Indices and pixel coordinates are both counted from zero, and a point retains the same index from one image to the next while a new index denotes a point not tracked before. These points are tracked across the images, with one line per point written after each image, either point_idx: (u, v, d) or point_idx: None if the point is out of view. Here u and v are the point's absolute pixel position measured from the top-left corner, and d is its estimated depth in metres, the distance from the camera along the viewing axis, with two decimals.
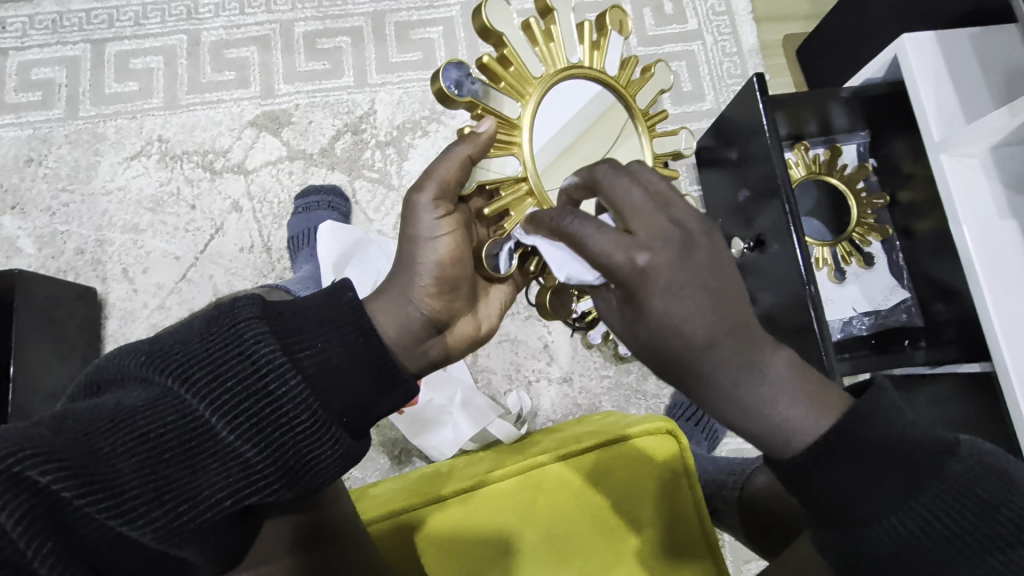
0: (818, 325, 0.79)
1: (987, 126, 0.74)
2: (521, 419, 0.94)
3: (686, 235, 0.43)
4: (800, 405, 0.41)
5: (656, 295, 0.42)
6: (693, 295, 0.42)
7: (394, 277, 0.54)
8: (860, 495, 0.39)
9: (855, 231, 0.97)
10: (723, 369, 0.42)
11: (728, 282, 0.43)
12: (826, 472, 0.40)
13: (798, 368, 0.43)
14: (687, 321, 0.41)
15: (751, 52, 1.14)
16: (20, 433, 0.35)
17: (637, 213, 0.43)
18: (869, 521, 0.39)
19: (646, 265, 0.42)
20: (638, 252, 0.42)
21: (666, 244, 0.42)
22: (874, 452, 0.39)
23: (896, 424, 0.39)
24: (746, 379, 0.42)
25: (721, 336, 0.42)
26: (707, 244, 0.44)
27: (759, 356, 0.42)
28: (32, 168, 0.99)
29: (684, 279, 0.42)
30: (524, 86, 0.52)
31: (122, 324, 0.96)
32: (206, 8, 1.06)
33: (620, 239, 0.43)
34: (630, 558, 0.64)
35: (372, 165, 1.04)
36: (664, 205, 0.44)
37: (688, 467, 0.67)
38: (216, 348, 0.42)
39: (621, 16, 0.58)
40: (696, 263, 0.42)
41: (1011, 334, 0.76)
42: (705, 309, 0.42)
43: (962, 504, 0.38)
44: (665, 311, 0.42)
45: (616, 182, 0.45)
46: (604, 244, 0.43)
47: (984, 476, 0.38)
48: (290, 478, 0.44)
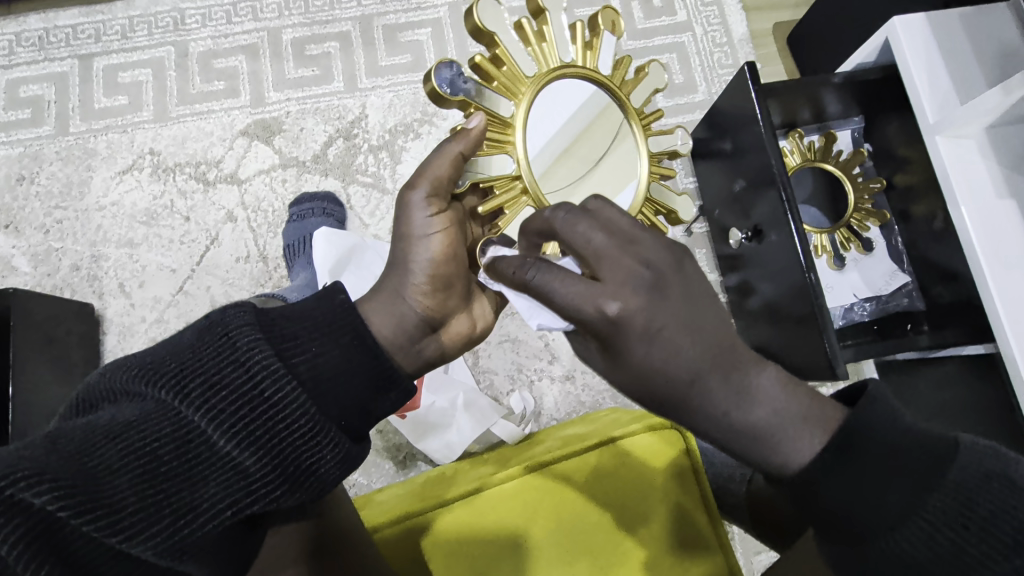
0: (818, 312, 0.78)
1: (981, 106, 0.74)
2: (524, 419, 0.95)
3: (656, 273, 0.42)
4: (795, 409, 0.41)
5: (634, 341, 0.41)
6: (671, 335, 0.41)
7: (387, 276, 0.54)
8: (866, 502, 0.38)
9: (853, 216, 0.96)
10: (713, 399, 0.41)
11: (703, 315, 0.42)
12: (831, 480, 0.39)
13: (786, 381, 0.42)
14: (669, 362, 0.41)
15: (742, 42, 1.13)
16: (12, 454, 0.35)
17: (603, 258, 0.42)
18: (879, 532, 0.38)
19: (619, 314, 0.40)
20: (608, 301, 0.40)
21: (636, 288, 0.41)
22: (876, 456, 0.39)
23: (894, 428, 0.39)
24: (735, 406, 0.41)
25: (704, 371, 0.41)
26: (677, 278, 0.42)
27: (744, 378, 0.41)
28: (24, 186, 0.99)
29: (660, 321, 0.41)
30: (517, 86, 0.52)
31: (121, 339, 0.95)
32: (193, 19, 1.06)
33: (587, 288, 0.41)
34: (639, 554, 0.63)
35: (365, 170, 1.04)
36: (628, 244, 0.42)
37: (693, 462, 0.67)
38: (210, 358, 0.42)
39: (613, 16, 0.57)
40: (668, 301, 0.41)
41: (1015, 317, 0.75)
42: (684, 343, 0.41)
43: (972, 505, 0.37)
44: (645, 356, 0.41)
45: (576, 228, 0.43)
46: (571, 295, 0.41)
47: (990, 476, 0.38)
48: (292, 485, 0.43)
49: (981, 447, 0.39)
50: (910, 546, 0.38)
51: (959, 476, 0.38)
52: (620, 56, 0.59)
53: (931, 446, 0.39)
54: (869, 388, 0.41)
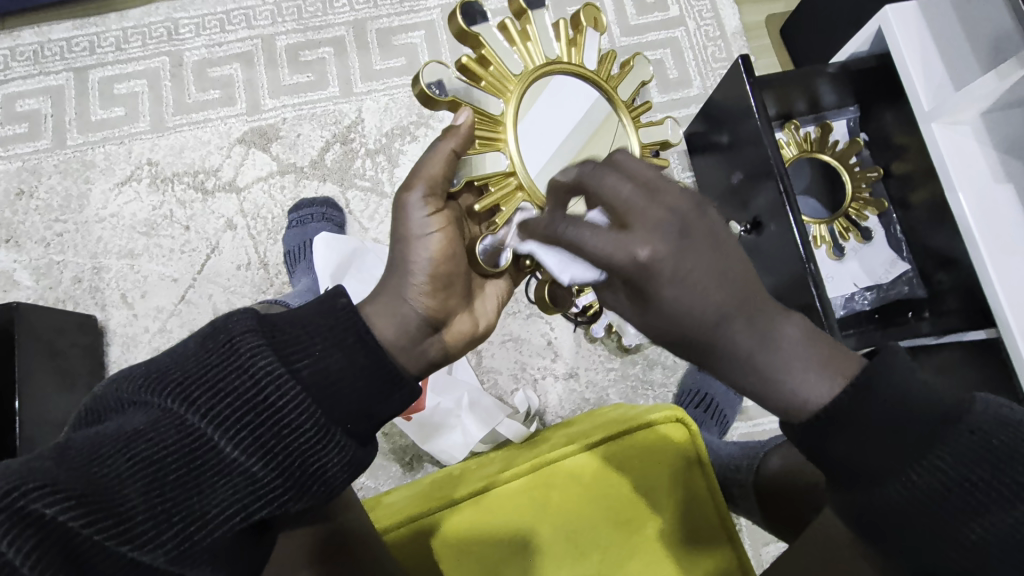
0: (819, 301, 0.79)
1: (976, 92, 0.74)
2: (529, 417, 0.93)
3: (683, 220, 0.41)
4: (808, 354, 0.41)
5: (664, 286, 0.41)
6: (700, 280, 0.41)
7: (388, 278, 0.54)
8: (871, 453, 0.39)
9: (850, 206, 0.97)
10: (737, 342, 0.41)
11: (729, 262, 0.42)
12: (836, 430, 0.40)
13: (808, 333, 0.43)
14: (696, 305, 0.41)
15: (735, 35, 1.13)
16: (23, 467, 0.35)
17: (631, 209, 0.41)
18: (883, 482, 0.39)
19: (650, 259, 0.40)
20: (638, 247, 0.40)
21: (665, 235, 0.40)
22: (889, 409, 0.39)
23: (910, 381, 0.39)
24: (757, 346, 0.42)
25: (730, 313, 0.41)
26: (702, 223, 0.42)
27: (769, 324, 0.42)
28: (23, 201, 0.99)
29: (688, 266, 0.40)
30: (504, 85, 0.53)
31: (125, 350, 0.96)
32: (187, 29, 1.06)
33: (618, 237, 0.40)
34: (646, 550, 0.64)
35: (363, 174, 1.04)
36: (655, 193, 0.42)
37: (700, 455, 0.66)
38: (214, 365, 0.42)
39: (595, 13, 0.57)
40: (697, 246, 0.41)
41: (1015, 299, 0.75)
42: (713, 289, 0.41)
43: (981, 457, 0.37)
44: (677, 300, 0.41)
45: (604, 180, 0.42)
46: (604, 244, 0.40)
47: (1002, 429, 0.37)
48: (300, 488, 0.43)
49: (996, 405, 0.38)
50: (912, 493, 0.38)
51: (968, 425, 0.38)
52: (604, 51, 0.59)
53: (945, 400, 0.38)
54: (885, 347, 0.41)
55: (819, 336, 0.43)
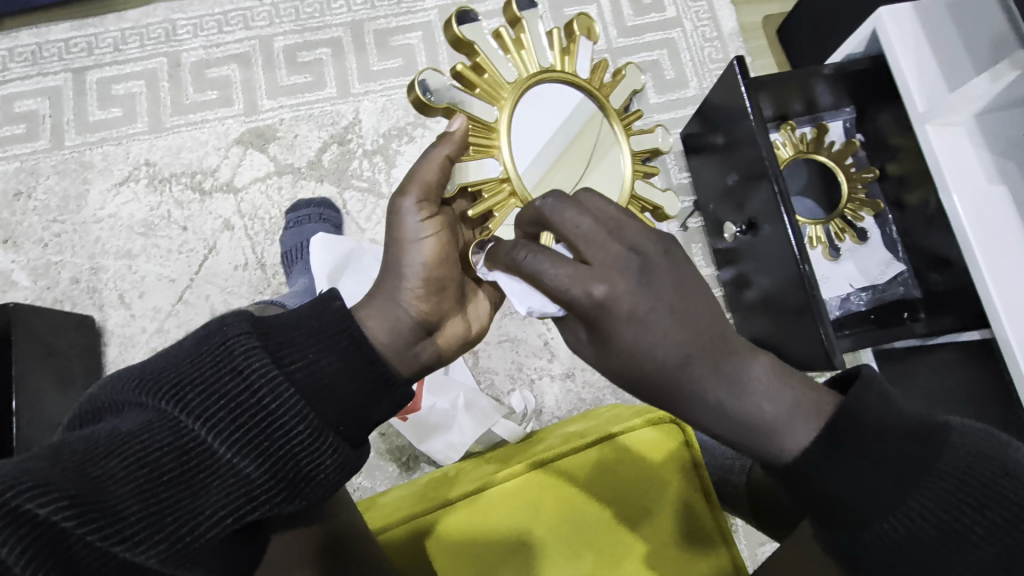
0: (815, 302, 0.79)
1: (969, 93, 0.74)
2: (525, 418, 0.94)
3: (642, 257, 0.42)
4: (784, 391, 0.41)
5: (621, 326, 0.40)
6: (660, 321, 0.40)
7: (383, 282, 0.55)
8: (863, 486, 0.38)
9: (847, 207, 0.98)
10: (703, 387, 0.40)
11: (692, 304, 0.41)
12: (824, 464, 0.39)
13: (779, 370, 0.42)
14: (656, 347, 0.40)
15: (732, 36, 1.14)
16: (17, 466, 0.35)
17: (588, 243, 0.42)
18: (873, 514, 0.38)
19: (606, 296, 0.40)
20: (595, 284, 0.40)
21: (624, 272, 0.41)
22: (874, 445, 0.39)
23: (891, 410, 0.40)
24: (727, 392, 0.40)
25: (693, 356, 0.40)
26: (667, 263, 0.42)
27: (739, 363, 0.41)
28: (21, 201, 0.99)
29: (647, 305, 0.40)
30: (497, 92, 0.53)
31: (122, 351, 0.96)
32: (185, 29, 1.06)
33: (576, 273, 0.41)
34: (641, 551, 0.64)
35: (361, 175, 1.04)
36: (615, 230, 0.43)
37: (693, 456, 0.67)
38: (207, 368, 0.42)
39: (588, 22, 0.58)
40: (658, 284, 0.41)
41: (1009, 301, 0.76)
42: (674, 329, 0.40)
43: (965, 483, 0.37)
44: (633, 341, 0.40)
45: (565, 213, 0.43)
46: (559, 278, 0.41)
47: (978, 456, 0.38)
48: (292, 490, 0.44)
49: (972, 428, 0.39)
50: (899, 527, 0.38)
51: (947, 455, 0.38)
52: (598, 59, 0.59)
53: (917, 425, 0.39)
54: (862, 373, 0.41)
55: (792, 370, 0.43)
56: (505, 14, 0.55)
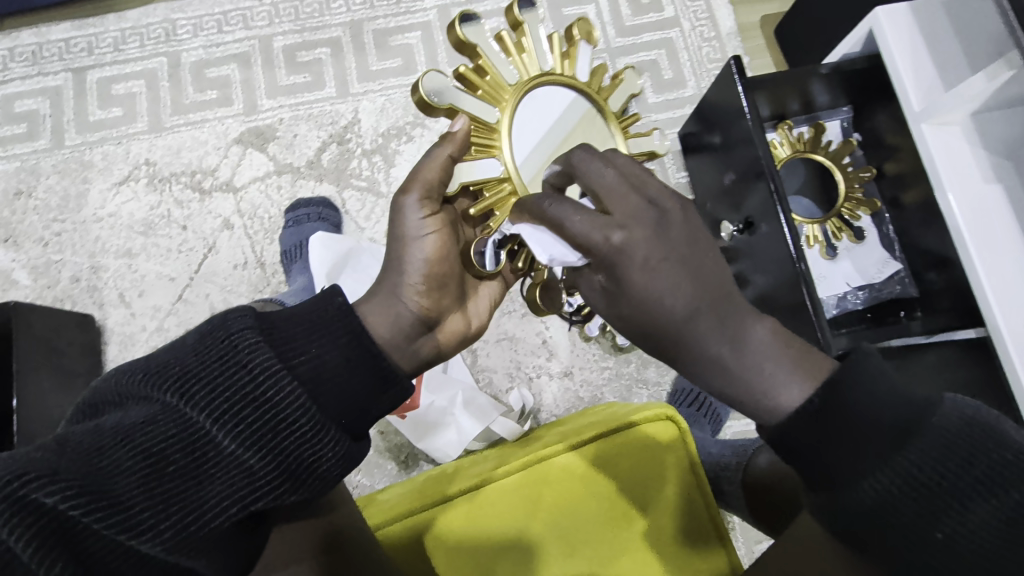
0: (811, 301, 0.79)
1: (964, 93, 0.75)
2: (525, 415, 0.95)
3: (662, 210, 0.43)
4: (782, 354, 0.42)
5: (635, 272, 0.41)
6: (671, 272, 0.41)
7: (383, 279, 0.55)
8: (850, 454, 0.38)
9: (844, 206, 0.98)
10: (705, 342, 0.42)
11: (703, 263, 0.43)
12: (815, 428, 0.39)
13: (778, 333, 0.43)
14: (666, 295, 0.41)
15: (730, 36, 1.14)
16: (22, 457, 0.36)
17: (610, 194, 0.43)
18: (857, 481, 0.38)
19: (623, 243, 0.41)
20: (614, 230, 0.41)
21: (642, 221, 0.42)
22: (866, 421, 0.38)
23: (887, 383, 0.39)
24: (729, 349, 0.42)
25: (703, 309, 0.42)
26: (683, 219, 0.43)
27: (739, 327, 0.42)
28: (22, 200, 1.00)
29: (661, 254, 0.41)
30: (499, 94, 0.54)
31: (122, 349, 0.96)
32: (184, 29, 1.07)
33: (597, 220, 0.42)
34: (639, 547, 0.64)
35: (360, 174, 1.05)
36: (637, 184, 0.44)
37: (693, 456, 0.67)
38: (212, 361, 0.43)
39: (587, 27, 0.57)
40: (673, 235, 0.42)
41: (1004, 300, 0.76)
42: (685, 283, 0.42)
43: (946, 459, 0.37)
44: (645, 286, 0.41)
45: (590, 165, 0.44)
46: (581, 224, 0.42)
47: (968, 427, 0.38)
48: (295, 481, 0.44)
49: (961, 406, 0.39)
50: (884, 497, 0.38)
51: (939, 427, 0.38)
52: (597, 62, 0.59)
53: (913, 398, 0.39)
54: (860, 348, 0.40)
55: (793, 338, 0.43)
56: (506, 18, 0.55)
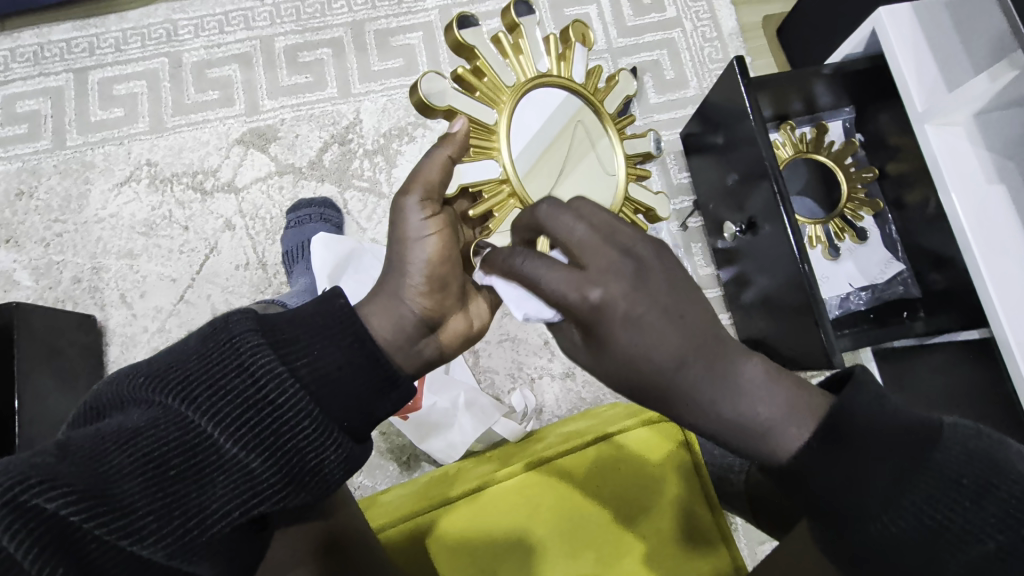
0: (814, 302, 0.79)
1: (968, 94, 0.74)
2: (526, 417, 0.94)
3: (637, 259, 0.42)
4: (778, 395, 0.40)
5: (617, 328, 0.40)
6: (654, 324, 0.40)
7: (385, 280, 0.55)
8: (857, 486, 0.37)
9: (846, 207, 0.98)
10: (697, 385, 0.40)
11: (685, 311, 0.41)
12: (820, 467, 0.38)
13: (773, 372, 0.41)
14: (652, 349, 0.40)
15: (731, 36, 1.14)
16: (25, 461, 0.36)
17: (584, 248, 0.42)
18: (867, 513, 0.37)
19: (601, 299, 0.40)
20: (591, 288, 0.40)
21: (619, 275, 0.41)
22: (871, 447, 0.37)
23: (888, 411, 0.38)
24: (722, 394, 0.40)
25: (689, 356, 0.40)
26: (661, 266, 0.42)
27: (731, 366, 0.41)
28: (23, 201, 1.00)
29: (641, 308, 0.40)
30: (498, 95, 0.54)
31: (123, 350, 0.96)
32: (186, 30, 1.07)
33: (571, 276, 0.41)
34: (640, 550, 0.64)
35: (362, 175, 1.05)
36: (610, 234, 0.42)
37: (694, 460, 0.68)
38: (214, 363, 0.42)
39: (582, 30, 0.57)
40: (651, 287, 0.41)
41: (1008, 301, 0.76)
42: (669, 333, 0.40)
43: (956, 485, 0.36)
44: (631, 343, 0.40)
45: (561, 218, 0.43)
46: (557, 283, 0.41)
47: (971, 459, 0.37)
48: (298, 485, 0.44)
49: (966, 430, 0.38)
50: (893, 527, 0.37)
51: (943, 458, 0.37)
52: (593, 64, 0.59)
53: (915, 427, 0.38)
54: (854, 377, 0.40)
55: (786, 373, 0.42)
56: (502, 20, 0.55)
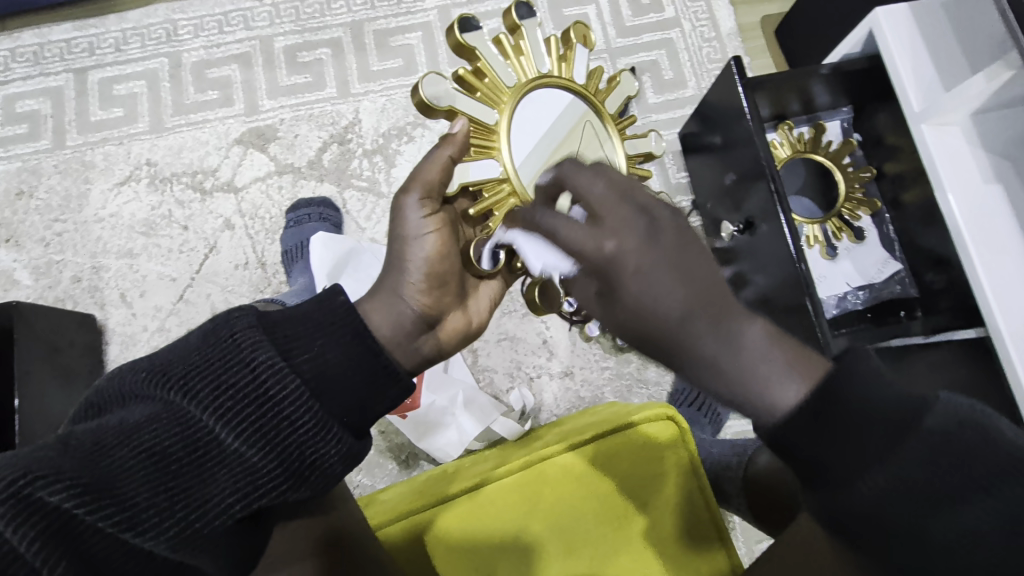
0: (811, 301, 0.79)
1: (963, 94, 0.75)
2: (524, 415, 0.94)
3: (650, 215, 0.43)
4: (774, 357, 0.41)
5: (628, 279, 0.42)
6: (662, 275, 0.41)
7: (385, 277, 0.55)
8: (842, 454, 0.37)
9: (844, 206, 0.98)
10: (700, 344, 0.41)
11: (696, 264, 0.42)
12: (805, 433, 0.38)
13: (773, 336, 0.42)
14: (660, 300, 0.41)
15: (730, 36, 1.14)
16: (27, 456, 0.36)
17: (603, 203, 0.43)
18: (853, 480, 0.37)
19: (614, 253, 0.42)
20: (606, 239, 0.42)
21: (633, 230, 0.42)
22: (857, 414, 0.38)
23: (876, 385, 0.38)
24: (723, 351, 0.41)
25: (695, 311, 0.41)
26: (673, 222, 0.43)
27: (734, 325, 0.41)
28: (23, 201, 1.00)
29: (653, 258, 0.42)
30: (498, 96, 0.54)
31: (123, 349, 0.96)
32: (185, 30, 1.07)
33: (588, 229, 0.43)
34: (637, 547, 0.64)
35: (361, 174, 1.05)
36: (626, 192, 0.44)
37: (691, 453, 0.67)
38: (216, 360, 0.43)
39: (584, 30, 0.58)
40: (664, 241, 0.42)
41: (1004, 300, 0.76)
42: (677, 285, 0.41)
43: (944, 455, 0.36)
44: (640, 294, 0.42)
45: (580, 175, 0.44)
46: (574, 236, 0.43)
47: (961, 431, 0.36)
48: (298, 478, 0.44)
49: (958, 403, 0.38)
50: (880, 494, 0.37)
51: (932, 428, 0.36)
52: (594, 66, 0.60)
53: (903, 400, 0.38)
54: (849, 350, 0.40)
55: (786, 339, 0.42)
56: (504, 22, 0.56)
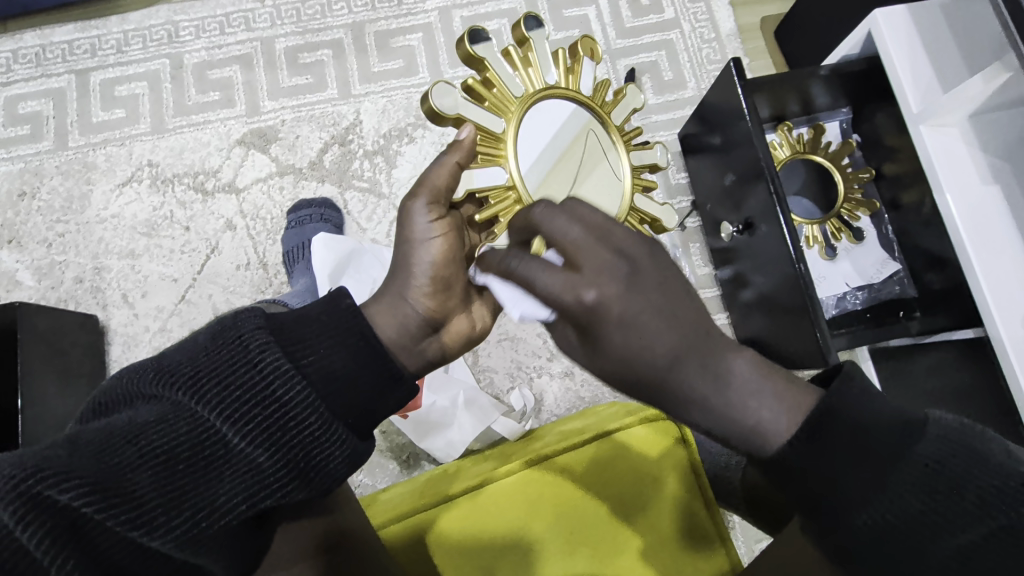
0: (810, 302, 0.80)
1: (962, 96, 0.75)
2: (525, 416, 0.96)
3: (631, 262, 0.41)
4: (766, 390, 0.41)
5: (611, 330, 0.40)
6: (649, 322, 0.40)
7: (391, 281, 0.56)
8: (842, 476, 0.38)
9: (843, 207, 0.99)
10: (689, 384, 0.41)
11: (678, 303, 0.42)
12: (804, 454, 0.39)
13: (762, 367, 0.42)
14: (647, 346, 0.40)
15: (729, 37, 1.14)
16: (36, 454, 0.36)
17: (580, 248, 0.41)
18: (855, 502, 0.38)
19: (596, 301, 0.40)
20: (586, 289, 0.40)
21: (613, 276, 0.41)
22: (854, 436, 0.38)
23: (870, 406, 0.39)
24: (712, 389, 0.41)
25: (683, 352, 0.41)
26: (653, 264, 0.42)
27: (719, 362, 0.41)
28: (25, 201, 1.00)
29: (637, 308, 0.40)
30: (506, 105, 0.54)
31: (124, 349, 0.97)
32: (186, 31, 1.07)
33: (567, 278, 0.41)
34: (638, 548, 0.64)
35: (361, 175, 1.05)
36: (603, 236, 0.42)
37: (690, 455, 0.68)
38: (223, 361, 0.43)
39: (592, 44, 0.59)
40: (644, 286, 0.41)
41: (1003, 302, 0.76)
42: (663, 331, 0.40)
43: (938, 475, 0.37)
44: (625, 343, 0.40)
45: (554, 220, 0.42)
46: (554, 285, 0.40)
47: (953, 450, 0.38)
48: (303, 479, 0.45)
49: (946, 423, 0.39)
50: (879, 515, 0.38)
51: (925, 450, 0.38)
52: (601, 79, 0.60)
53: (896, 422, 0.39)
54: (841, 371, 0.41)
55: (775, 366, 0.43)
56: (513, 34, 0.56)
